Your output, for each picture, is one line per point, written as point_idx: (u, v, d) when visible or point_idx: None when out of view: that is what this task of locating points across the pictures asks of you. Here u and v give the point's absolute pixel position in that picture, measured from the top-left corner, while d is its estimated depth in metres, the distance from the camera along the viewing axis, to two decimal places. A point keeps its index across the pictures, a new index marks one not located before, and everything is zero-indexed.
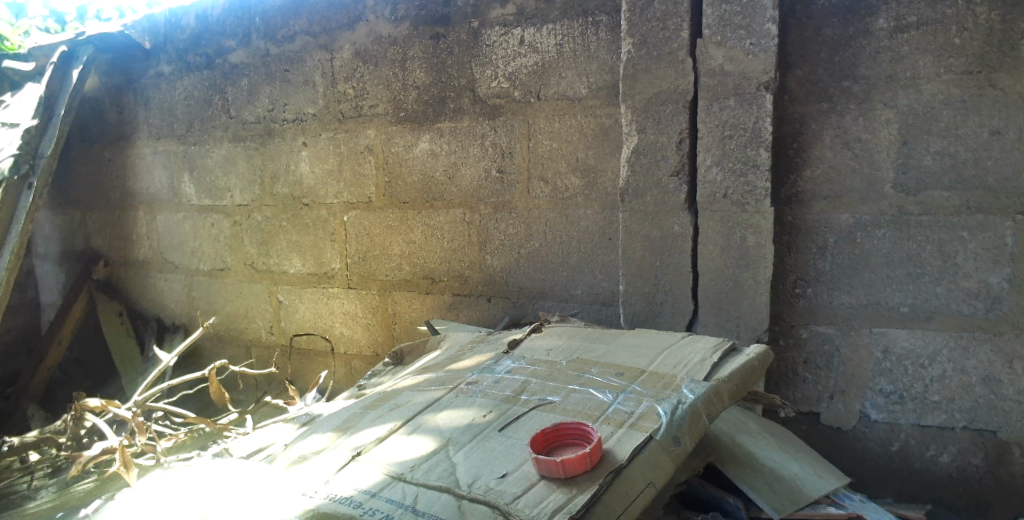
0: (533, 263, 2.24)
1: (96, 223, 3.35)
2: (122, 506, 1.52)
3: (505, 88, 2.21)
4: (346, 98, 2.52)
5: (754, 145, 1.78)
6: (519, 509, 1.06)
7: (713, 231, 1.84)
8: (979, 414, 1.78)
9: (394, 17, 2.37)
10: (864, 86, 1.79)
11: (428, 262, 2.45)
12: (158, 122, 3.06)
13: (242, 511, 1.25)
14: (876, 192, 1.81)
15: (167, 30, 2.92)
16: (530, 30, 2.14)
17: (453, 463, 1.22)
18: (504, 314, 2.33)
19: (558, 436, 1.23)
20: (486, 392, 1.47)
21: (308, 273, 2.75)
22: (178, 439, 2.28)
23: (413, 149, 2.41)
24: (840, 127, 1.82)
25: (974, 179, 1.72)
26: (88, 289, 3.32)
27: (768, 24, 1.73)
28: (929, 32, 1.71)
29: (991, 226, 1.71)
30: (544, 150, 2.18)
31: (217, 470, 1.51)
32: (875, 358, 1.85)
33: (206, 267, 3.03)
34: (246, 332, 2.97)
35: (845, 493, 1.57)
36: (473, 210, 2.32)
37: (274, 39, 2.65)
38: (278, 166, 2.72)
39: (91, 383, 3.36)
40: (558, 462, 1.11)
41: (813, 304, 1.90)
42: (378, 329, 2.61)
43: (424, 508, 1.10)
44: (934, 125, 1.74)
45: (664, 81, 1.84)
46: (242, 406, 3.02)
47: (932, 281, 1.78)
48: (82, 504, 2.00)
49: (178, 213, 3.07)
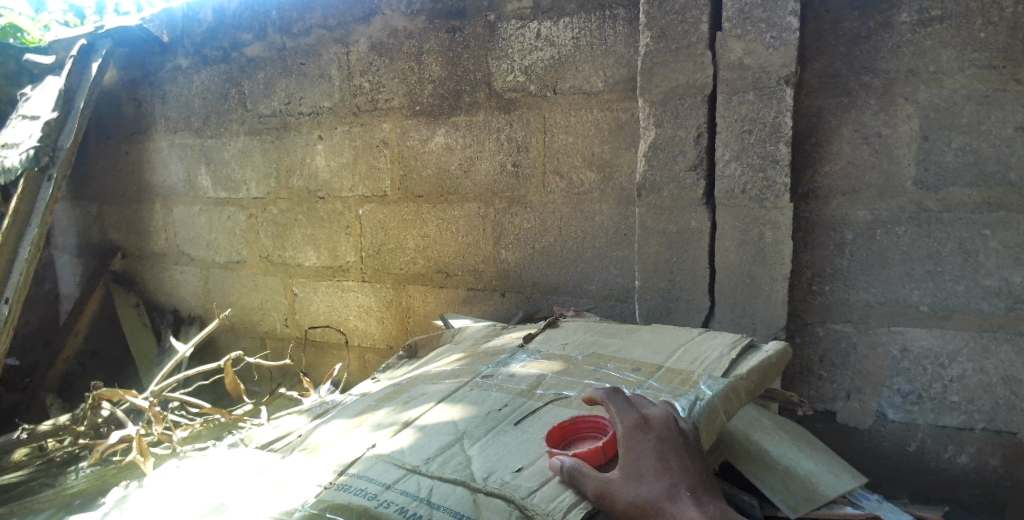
0: (548, 257, 2.24)
1: (114, 216, 3.38)
2: (138, 496, 1.53)
3: (521, 82, 2.20)
4: (362, 92, 2.52)
5: (773, 139, 1.76)
6: (535, 504, 1.06)
7: (730, 227, 1.83)
8: (998, 415, 1.75)
9: (410, 10, 2.37)
10: (885, 81, 1.76)
11: (442, 255, 2.45)
12: (175, 116, 3.07)
13: (259, 501, 1.25)
14: (896, 188, 1.78)
15: (183, 24, 2.93)
16: (546, 24, 2.13)
17: (468, 456, 1.22)
18: (518, 309, 2.33)
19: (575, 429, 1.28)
20: (501, 386, 1.47)
21: (322, 266, 2.76)
22: (194, 429, 2.31)
23: (429, 143, 2.40)
24: (860, 122, 1.80)
25: (997, 175, 1.69)
26: (104, 281, 3.37)
27: (789, 17, 1.70)
28: (953, 25, 1.69)
29: (1014, 224, 1.68)
30: (560, 145, 2.17)
31: (231, 461, 1.51)
32: (893, 356, 1.83)
33: (221, 260, 3.05)
34: (261, 325, 3.00)
35: (860, 492, 1.54)
36: (488, 204, 2.32)
37: (291, 33, 2.65)
38: (294, 159, 2.73)
39: (109, 374, 3.38)
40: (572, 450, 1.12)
41: (830, 301, 1.88)
42: (392, 323, 2.62)
43: (439, 502, 1.11)
44: (956, 121, 1.71)
45: (681, 74, 1.82)
46: (256, 398, 3.04)
47: (952, 279, 1.75)
48: (101, 491, 2.07)
49: (194, 206, 3.09)
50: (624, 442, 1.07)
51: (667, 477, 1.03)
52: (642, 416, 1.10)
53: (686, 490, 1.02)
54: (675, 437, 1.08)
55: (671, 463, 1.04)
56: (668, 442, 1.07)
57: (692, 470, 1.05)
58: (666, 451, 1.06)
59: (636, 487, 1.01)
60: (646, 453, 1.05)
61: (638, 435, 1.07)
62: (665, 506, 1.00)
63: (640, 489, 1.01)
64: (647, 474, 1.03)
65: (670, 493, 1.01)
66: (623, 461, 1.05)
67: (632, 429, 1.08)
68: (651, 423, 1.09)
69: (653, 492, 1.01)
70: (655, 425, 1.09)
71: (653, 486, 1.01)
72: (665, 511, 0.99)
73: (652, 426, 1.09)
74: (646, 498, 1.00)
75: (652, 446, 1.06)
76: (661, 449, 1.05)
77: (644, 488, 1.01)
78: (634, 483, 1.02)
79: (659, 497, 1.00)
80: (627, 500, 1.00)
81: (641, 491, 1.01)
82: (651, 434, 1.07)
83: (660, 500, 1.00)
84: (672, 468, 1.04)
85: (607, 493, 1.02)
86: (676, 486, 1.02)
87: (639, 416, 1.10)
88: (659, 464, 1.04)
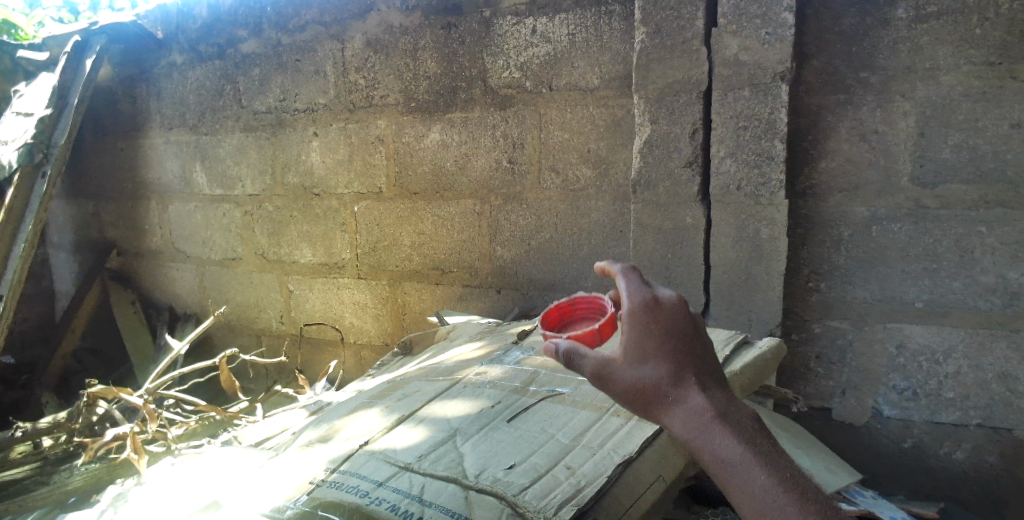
0: (544, 254, 2.23)
1: (110, 213, 3.38)
2: (130, 495, 1.52)
3: (516, 79, 2.19)
4: (357, 89, 2.51)
5: (769, 136, 1.75)
6: (527, 502, 1.05)
7: (726, 224, 1.82)
8: (994, 412, 1.75)
9: (405, 6, 2.35)
10: (882, 77, 1.75)
11: (439, 252, 2.44)
12: (170, 113, 3.06)
13: (251, 499, 1.24)
14: (893, 185, 1.78)
15: (178, 20, 2.91)
16: (542, 20, 2.12)
17: (460, 453, 1.21)
18: (514, 306, 2.32)
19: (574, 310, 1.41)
20: (494, 383, 1.46)
21: (318, 263, 2.75)
22: (189, 427, 2.30)
23: (424, 140, 2.40)
24: (857, 119, 1.79)
25: (994, 172, 1.68)
26: (101, 279, 3.36)
27: (785, 13, 1.69)
28: (949, 22, 1.68)
29: (1011, 221, 1.68)
30: (556, 141, 2.16)
31: (223, 459, 1.50)
32: (889, 353, 1.83)
33: (217, 257, 3.04)
34: (257, 322, 2.99)
35: (857, 489, 1.56)
36: (484, 201, 2.31)
37: (286, 29, 2.63)
38: (289, 156, 2.73)
39: (106, 371, 3.38)
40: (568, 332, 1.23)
41: (827, 298, 1.87)
42: (388, 320, 2.62)
43: (431, 499, 1.10)
44: (953, 117, 1.71)
45: (677, 71, 1.81)
46: (253, 395, 3.04)
47: (949, 276, 1.75)
48: (96, 489, 2.07)
49: (189, 203, 3.08)
50: (627, 321, 1.00)
51: (670, 361, 0.98)
52: (652, 296, 1.02)
53: (688, 377, 0.97)
54: (686, 319, 1.01)
55: (677, 348, 0.98)
56: (676, 325, 1.00)
57: (698, 354, 0.99)
58: (675, 334, 0.99)
59: (638, 371, 0.98)
60: (649, 336, 0.99)
61: (647, 317, 0.99)
62: (663, 391, 0.97)
63: (642, 373, 0.97)
64: (650, 357, 0.98)
65: (675, 379, 0.97)
66: (625, 341, 1.00)
67: (641, 308, 1.00)
68: (663, 304, 1.00)
69: (656, 378, 0.97)
70: (665, 306, 1.00)
71: (654, 370, 0.97)
72: (663, 394, 0.97)
73: (663, 307, 1.00)
74: (645, 382, 0.97)
75: (660, 329, 0.99)
76: (669, 332, 0.99)
77: (643, 372, 0.97)
78: (636, 366, 0.98)
79: (660, 383, 0.97)
80: (627, 383, 0.98)
81: (639, 374, 0.97)
82: (660, 317, 0.99)
83: (662, 386, 0.97)
84: (677, 353, 0.98)
85: (603, 372, 1.00)
86: (678, 372, 0.97)
87: (648, 295, 1.01)
88: (663, 348, 0.98)
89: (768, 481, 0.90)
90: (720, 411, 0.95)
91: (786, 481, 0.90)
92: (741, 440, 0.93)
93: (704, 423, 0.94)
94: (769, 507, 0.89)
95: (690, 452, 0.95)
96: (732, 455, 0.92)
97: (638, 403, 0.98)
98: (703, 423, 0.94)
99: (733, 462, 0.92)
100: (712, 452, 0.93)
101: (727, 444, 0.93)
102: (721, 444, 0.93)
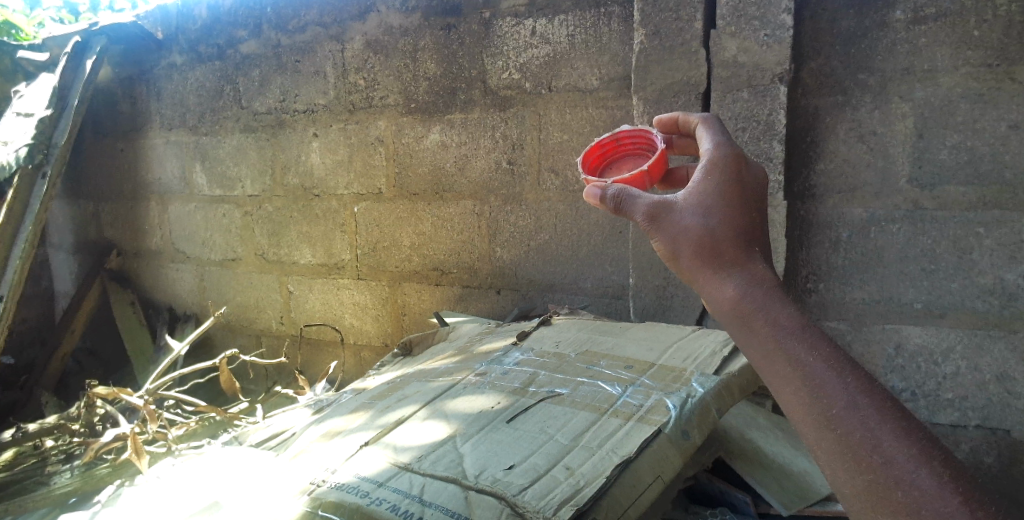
0: (542, 255, 2.25)
1: (109, 214, 3.38)
2: (127, 497, 1.51)
3: (516, 80, 2.19)
4: (357, 90, 2.51)
5: (768, 137, 1.76)
6: (527, 501, 1.06)
7: None
8: (992, 413, 1.75)
9: (405, 7, 2.36)
10: (880, 79, 1.76)
11: (438, 253, 2.45)
12: (170, 113, 3.06)
13: (252, 501, 1.25)
14: (891, 187, 1.78)
15: (178, 21, 2.92)
16: (541, 22, 2.12)
17: (460, 454, 1.22)
18: (513, 307, 2.33)
19: (618, 146, 1.49)
20: (494, 383, 1.46)
21: (318, 264, 2.75)
22: (188, 427, 2.29)
23: (423, 141, 2.40)
24: (855, 120, 1.80)
25: (990, 174, 1.69)
26: (100, 279, 3.37)
27: (783, 15, 1.71)
28: (947, 23, 1.69)
29: (1007, 222, 1.68)
30: (555, 142, 2.16)
31: (221, 461, 1.50)
32: (887, 354, 1.83)
33: (216, 257, 3.05)
34: (257, 322, 3.00)
35: None
36: (483, 201, 2.32)
37: (286, 30, 2.64)
38: (289, 156, 2.73)
39: (105, 372, 3.40)
40: (619, 177, 1.36)
41: (825, 299, 1.87)
42: (388, 321, 2.62)
43: (430, 499, 1.11)
44: (950, 119, 1.71)
45: (676, 72, 1.82)
46: (252, 396, 3.04)
47: (946, 277, 1.76)
48: (95, 490, 2.06)
49: (189, 203, 3.08)
50: (707, 172, 1.12)
51: (740, 218, 1.08)
52: (734, 161, 1.13)
53: (752, 239, 1.06)
54: (759, 193, 1.12)
55: (746, 211, 1.08)
56: (748, 194, 1.10)
57: (763, 223, 1.10)
58: (744, 199, 1.09)
59: (699, 218, 1.08)
60: (721, 192, 1.09)
61: (725, 176, 1.11)
62: (727, 244, 1.05)
63: (705, 222, 1.07)
64: (716, 210, 1.08)
65: (735, 236, 1.06)
66: (700, 190, 1.10)
67: (721, 170, 1.12)
68: (743, 173, 1.12)
69: (715, 227, 1.06)
70: (745, 169, 1.13)
71: (722, 220, 1.07)
72: (725, 246, 1.05)
73: (741, 176, 1.11)
74: (705, 228, 1.07)
75: (732, 189, 1.10)
76: (740, 195, 1.09)
77: (712, 220, 1.07)
78: (700, 214, 1.08)
79: (719, 233, 1.06)
80: (688, 226, 1.08)
81: (705, 222, 1.07)
82: (738, 180, 1.11)
83: (719, 235, 1.06)
84: (747, 213, 1.08)
85: (669, 215, 1.10)
86: (744, 232, 1.06)
87: (733, 156, 1.14)
88: (730, 208, 1.08)
89: (824, 351, 0.95)
90: (778, 278, 1.03)
91: (839, 354, 0.96)
92: (797, 312, 1.00)
93: (764, 283, 1.02)
94: (824, 373, 0.93)
95: (744, 311, 1.01)
96: (788, 322, 0.99)
97: (695, 249, 1.07)
98: (756, 284, 1.02)
99: (789, 329, 0.98)
100: (767, 315, 1.00)
101: (785, 311, 1.00)
102: (778, 309, 1.00)
